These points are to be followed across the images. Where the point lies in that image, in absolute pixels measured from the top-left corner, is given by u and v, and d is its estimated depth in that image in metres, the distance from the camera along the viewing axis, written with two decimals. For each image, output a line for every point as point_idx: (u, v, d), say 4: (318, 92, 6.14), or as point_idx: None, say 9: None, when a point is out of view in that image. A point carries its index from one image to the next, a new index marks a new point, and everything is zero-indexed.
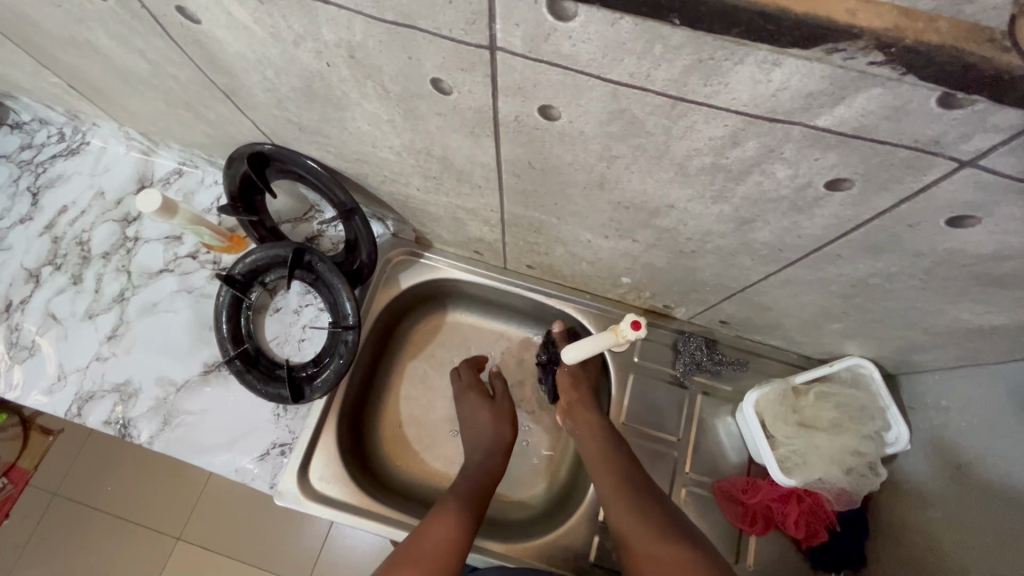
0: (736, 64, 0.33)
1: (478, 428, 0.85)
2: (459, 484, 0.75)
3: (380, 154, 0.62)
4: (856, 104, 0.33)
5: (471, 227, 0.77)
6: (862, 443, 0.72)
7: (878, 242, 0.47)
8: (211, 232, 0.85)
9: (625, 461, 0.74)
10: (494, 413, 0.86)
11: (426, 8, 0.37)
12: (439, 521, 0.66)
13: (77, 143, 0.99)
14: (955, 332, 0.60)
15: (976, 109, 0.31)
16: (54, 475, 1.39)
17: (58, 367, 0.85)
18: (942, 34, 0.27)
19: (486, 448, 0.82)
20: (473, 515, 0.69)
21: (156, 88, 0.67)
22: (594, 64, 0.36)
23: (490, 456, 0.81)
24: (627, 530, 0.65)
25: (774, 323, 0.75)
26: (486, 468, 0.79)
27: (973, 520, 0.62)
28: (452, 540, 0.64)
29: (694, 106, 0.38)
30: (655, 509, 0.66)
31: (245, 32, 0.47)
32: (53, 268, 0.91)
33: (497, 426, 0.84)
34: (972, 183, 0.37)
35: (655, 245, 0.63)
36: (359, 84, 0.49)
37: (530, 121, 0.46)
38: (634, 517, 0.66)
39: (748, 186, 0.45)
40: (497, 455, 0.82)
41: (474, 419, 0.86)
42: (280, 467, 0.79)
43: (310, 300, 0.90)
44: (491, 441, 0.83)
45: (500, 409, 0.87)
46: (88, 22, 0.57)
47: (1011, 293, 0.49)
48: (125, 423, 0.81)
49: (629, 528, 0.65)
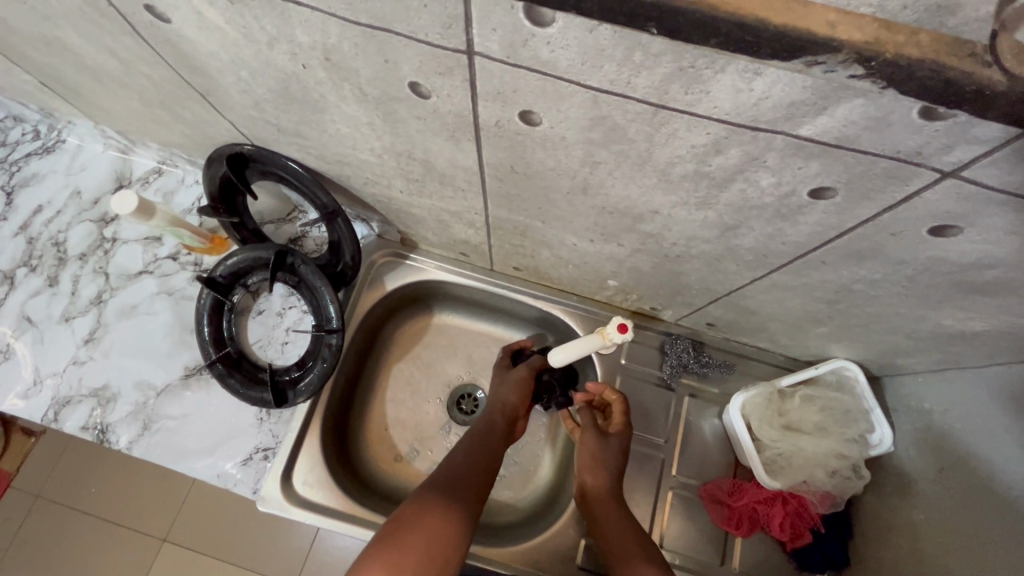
0: (716, 72, 0.32)
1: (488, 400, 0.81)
2: (448, 463, 0.71)
3: (361, 156, 0.61)
4: (838, 114, 0.32)
5: (456, 229, 0.76)
6: (846, 446, 0.73)
7: (861, 250, 0.47)
8: (191, 234, 0.83)
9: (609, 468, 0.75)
10: (504, 382, 0.82)
11: (400, 12, 0.36)
12: (431, 514, 0.61)
13: (52, 141, 0.96)
14: (938, 336, 0.60)
15: (958, 121, 0.30)
16: (35, 478, 1.36)
17: (34, 371, 0.83)
18: (923, 49, 0.26)
19: (491, 413, 0.78)
20: (467, 500, 0.66)
21: (130, 87, 0.66)
22: (573, 70, 0.36)
23: (495, 421, 0.78)
24: (609, 541, 0.68)
25: (760, 326, 0.75)
26: (491, 432, 0.76)
27: (954, 523, 0.62)
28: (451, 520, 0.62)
29: (675, 114, 0.37)
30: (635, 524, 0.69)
31: (217, 32, 0.46)
32: (29, 269, 0.89)
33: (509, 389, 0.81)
34: (954, 194, 0.37)
35: (640, 250, 0.62)
36: (337, 86, 0.48)
37: (511, 125, 0.45)
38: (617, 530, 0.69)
39: (732, 193, 0.45)
40: (501, 417, 0.78)
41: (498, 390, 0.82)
42: (263, 472, 0.78)
43: (294, 302, 0.88)
44: (496, 404, 0.79)
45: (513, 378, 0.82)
46: (56, 19, 0.55)
47: (991, 301, 0.49)
48: (104, 428, 0.80)
49: (610, 540, 0.68)
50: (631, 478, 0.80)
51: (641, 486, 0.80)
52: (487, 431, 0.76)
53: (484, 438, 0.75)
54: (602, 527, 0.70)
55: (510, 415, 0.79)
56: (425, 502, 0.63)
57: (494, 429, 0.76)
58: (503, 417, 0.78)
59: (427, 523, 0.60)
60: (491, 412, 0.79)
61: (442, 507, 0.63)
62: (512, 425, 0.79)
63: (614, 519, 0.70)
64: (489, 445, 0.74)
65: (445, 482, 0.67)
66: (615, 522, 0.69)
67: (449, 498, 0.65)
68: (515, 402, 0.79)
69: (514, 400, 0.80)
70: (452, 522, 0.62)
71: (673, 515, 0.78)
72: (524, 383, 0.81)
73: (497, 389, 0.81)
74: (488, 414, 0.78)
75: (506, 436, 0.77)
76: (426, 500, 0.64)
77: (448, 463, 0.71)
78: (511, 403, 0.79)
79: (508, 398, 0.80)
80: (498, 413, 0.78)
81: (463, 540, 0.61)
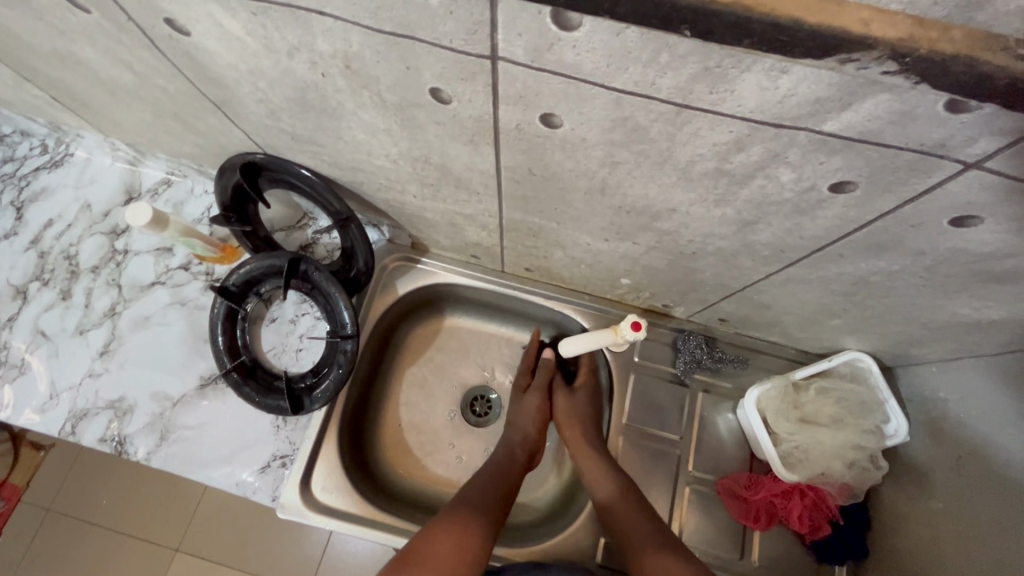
0: (743, 71, 0.32)
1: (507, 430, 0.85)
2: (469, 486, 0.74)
3: (376, 162, 0.61)
4: (863, 109, 0.33)
5: (468, 232, 0.76)
6: (862, 437, 0.73)
7: (880, 242, 0.47)
8: (203, 244, 0.83)
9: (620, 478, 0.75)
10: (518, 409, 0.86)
11: (425, 19, 0.36)
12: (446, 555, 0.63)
13: (60, 155, 0.97)
14: (953, 326, 0.61)
15: (983, 113, 0.31)
16: (47, 491, 1.37)
17: (50, 386, 0.83)
18: (956, 43, 0.26)
19: (511, 445, 0.82)
20: (489, 520, 0.69)
21: (143, 100, 0.66)
22: (597, 73, 0.36)
23: (514, 455, 0.80)
24: (636, 541, 0.69)
25: (774, 320, 0.75)
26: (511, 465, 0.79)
27: (973, 510, 0.63)
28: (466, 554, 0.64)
29: (699, 113, 0.37)
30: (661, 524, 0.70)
31: (238, 43, 0.46)
32: (41, 284, 0.89)
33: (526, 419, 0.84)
34: (976, 185, 0.37)
35: (655, 247, 0.63)
36: (355, 94, 0.48)
37: (531, 128, 0.45)
38: (640, 531, 0.70)
39: (752, 189, 0.45)
40: (521, 449, 0.81)
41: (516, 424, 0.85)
42: (282, 479, 0.78)
43: (307, 309, 0.89)
44: (515, 439, 0.82)
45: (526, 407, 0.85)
46: (72, 34, 0.55)
47: (1009, 289, 0.49)
48: (121, 440, 0.80)
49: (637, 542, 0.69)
50: (647, 475, 0.81)
51: (659, 483, 0.80)
52: (505, 462, 0.78)
53: (502, 467, 0.78)
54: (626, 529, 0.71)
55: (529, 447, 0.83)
56: (446, 526, 0.66)
57: (515, 459, 0.79)
58: (522, 450, 0.81)
59: (444, 551, 0.63)
60: (510, 446, 0.82)
61: (463, 534, 0.65)
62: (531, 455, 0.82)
63: (637, 521, 0.71)
64: (507, 473, 0.77)
65: (467, 503, 0.70)
66: (637, 524, 0.70)
67: (471, 518, 0.67)
68: (534, 433, 0.83)
69: (534, 431, 0.83)
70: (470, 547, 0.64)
71: (691, 511, 0.79)
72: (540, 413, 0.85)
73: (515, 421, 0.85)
74: (505, 447, 0.81)
75: (525, 465, 0.80)
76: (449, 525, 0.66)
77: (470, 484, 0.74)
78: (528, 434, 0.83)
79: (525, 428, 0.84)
80: (517, 449, 0.81)
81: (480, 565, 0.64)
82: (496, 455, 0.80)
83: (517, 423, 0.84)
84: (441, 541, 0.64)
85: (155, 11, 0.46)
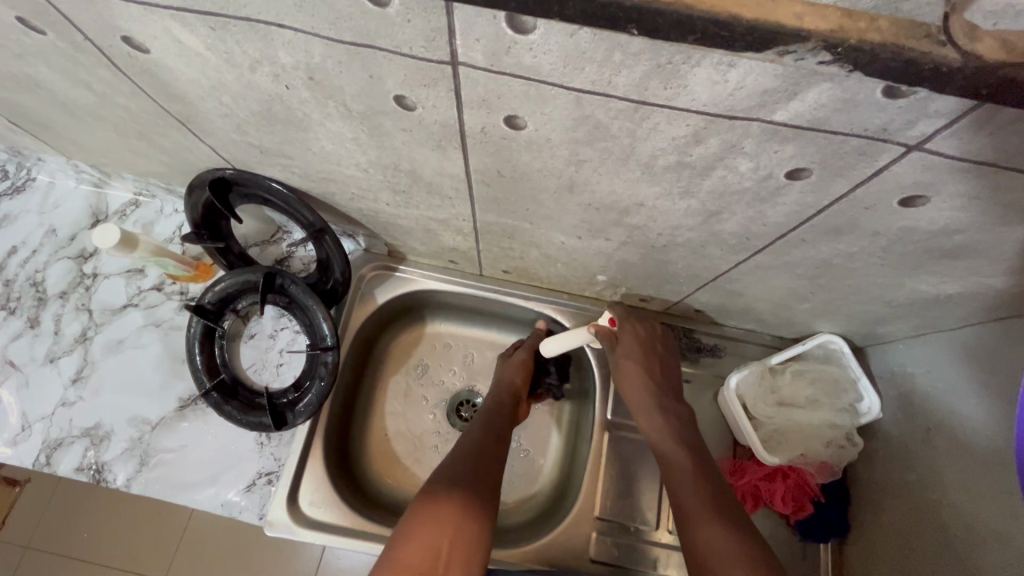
0: (694, 66, 0.34)
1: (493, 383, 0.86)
2: (465, 447, 0.71)
3: (347, 171, 0.61)
4: (808, 98, 0.34)
5: (444, 237, 0.76)
6: (838, 415, 0.75)
7: (839, 225, 0.49)
8: (175, 262, 0.82)
9: (684, 428, 0.72)
10: (506, 365, 0.87)
11: (384, 27, 0.37)
12: (445, 516, 0.59)
13: (21, 180, 0.94)
14: (915, 303, 0.63)
15: (918, 97, 0.33)
16: (25, 527, 1.33)
17: (22, 417, 0.81)
18: (883, 33, 0.28)
19: (497, 392, 0.82)
20: (490, 492, 0.65)
21: (105, 119, 0.65)
22: (556, 73, 0.37)
23: (502, 401, 0.81)
24: (678, 494, 0.65)
25: (747, 307, 0.77)
26: (500, 413, 0.79)
27: (943, 478, 0.65)
28: (462, 517, 0.60)
29: (656, 109, 0.39)
30: (711, 476, 0.66)
31: (198, 58, 0.46)
32: (7, 313, 0.87)
33: (512, 372, 0.85)
34: (920, 165, 0.39)
35: (628, 242, 0.64)
36: (321, 105, 0.48)
37: (497, 131, 0.46)
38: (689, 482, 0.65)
39: (713, 181, 0.47)
40: (506, 397, 0.82)
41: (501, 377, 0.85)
42: (268, 496, 0.77)
43: (286, 323, 0.88)
44: (501, 384, 0.83)
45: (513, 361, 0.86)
46: (27, 56, 0.54)
47: (961, 264, 0.52)
48: (99, 467, 0.78)
49: (681, 493, 0.65)
50: (634, 467, 0.82)
51: (646, 475, 0.82)
52: (495, 415, 0.78)
53: (495, 422, 0.77)
54: (674, 481, 0.67)
55: (516, 394, 0.84)
56: (450, 490, 0.63)
57: (501, 415, 0.79)
58: (509, 396, 0.82)
59: (458, 505, 0.61)
60: (498, 392, 0.83)
61: (473, 500, 0.62)
62: (516, 406, 0.83)
63: (682, 475, 0.66)
64: (499, 434, 0.75)
65: (469, 467, 0.67)
66: (684, 473, 0.66)
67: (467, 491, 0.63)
68: (519, 383, 0.84)
69: (519, 381, 0.84)
70: (480, 518, 0.61)
71: None
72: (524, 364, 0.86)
73: (500, 372, 0.86)
74: (495, 393, 0.82)
75: (510, 422, 0.79)
76: (458, 485, 0.64)
77: (466, 445, 0.72)
78: (516, 383, 0.84)
79: (508, 378, 0.84)
80: (504, 392, 0.82)
81: (480, 536, 0.59)
82: (483, 407, 0.80)
83: (500, 375, 0.85)
84: (450, 499, 0.61)
85: (113, 30, 0.45)
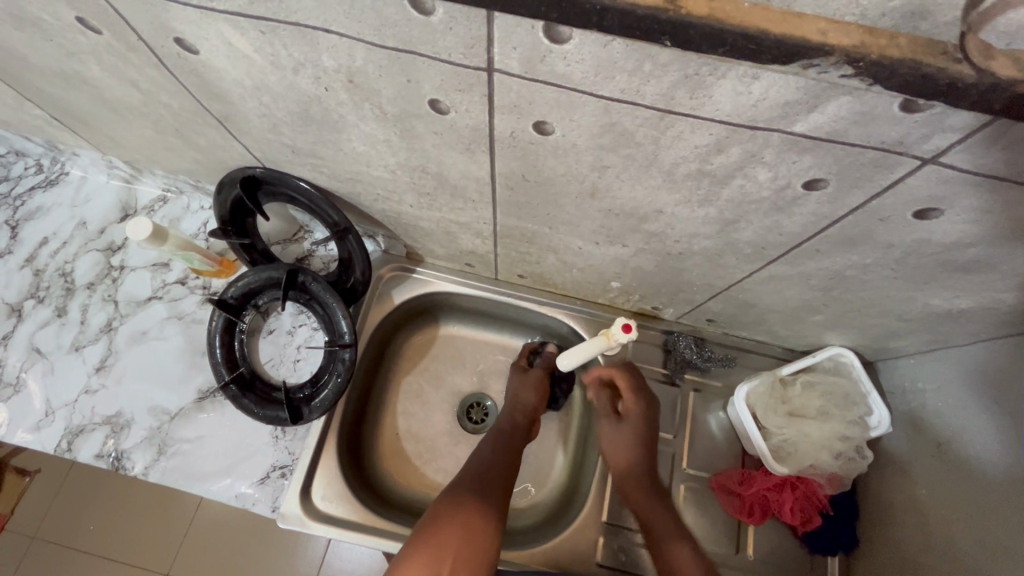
0: (719, 78, 0.36)
1: (507, 400, 0.86)
2: (478, 463, 0.72)
3: (374, 172, 0.63)
4: (828, 111, 0.36)
5: (463, 240, 0.78)
6: (849, 428, 0.75)
7: (854, 236, 0.51)
8: (200, 257, 0.85)
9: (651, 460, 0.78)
10: (522, 383, 0.87)
11: (426, 35, 0.39)
12: (450, 532, 0.61)
13: (55, 174, 0.98)
14: (927, 317, 0.64)
15: (934, 112, 0.34)
16: (33, 518, 1.34)
17: (46, 403, 0.83)
18: (903, 49, 0.30)
19: (512, 411, 0.82)
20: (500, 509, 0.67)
21: (145, 116, 0.68)
22: (586, 82, 0.39)
23: (516, 422, 0.81)
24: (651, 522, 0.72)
25: (759, 318, 0.79)
26: (513, 435, 0.79)
27: (952, 493, 0.65)
28: (467, 535, 0.61)
29: (680, 118, 0.40)
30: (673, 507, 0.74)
31: (246, 61, 0.48)
32: (36, 301, 0.90)
33: (531, 390, 0.85)
34: (934, 178, 0.40)
35: (644, 249, 0.66)
36: (357, 107, 0.51)
37: (525, 136, 0.48)
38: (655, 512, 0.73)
39: (732, 189, 0.48)
40: (520, 417, 0.82)
41: (519, 397, 0.85)
42: (282, 489, 0.78)
43: (304, 319, 0.90)
44: (517, 403, 0.83)
45: (529, 380, 0.87)
46: (80, 54, 0.57)
47: (973, 278, 0.53)
48: (119, 455, 0.80)
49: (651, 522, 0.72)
50: None
51: None
52: (509, 435, 0.79)
53: (506, 440, 0.78)
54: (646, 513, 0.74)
55: (529, 414, 0.84)
56: (459, 502, 0.64)
57: (517, 431, 0.80)
58: (522, 417, 0.82)
59: (462, 525, 0.62)
60: (512, 410, 0.83)
61: (481, 518, 0.63)
62: (531, 426, 0.83)
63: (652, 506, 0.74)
64: (514, 450, 0.76)
65: (477, 482, 0.68)
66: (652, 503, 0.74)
67: (474, 505, 0.64)
68: (533, 403, 0.84)
69: (533, 402, 0.84)
70: (487, 540, 0.62)
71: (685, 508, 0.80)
72: (542, 383, 0.86)
73: (516, 391, 0.85)
74: (508, 412, 0.82)
75: (524, 435, 0.81)
76: (467, 502, 0.65)
77: (476, 461, 0.73)
78: (529, 405, 0.84)
79: (525, 399, 0.84)
80: (518, 413, 0.82)
81: (487, 553, 0.61)
82: (496, 423, 0.81)
83: (518, 393, 0.85)
84: (456, 514, 0.62)
85: (166, 32, 0.48)
